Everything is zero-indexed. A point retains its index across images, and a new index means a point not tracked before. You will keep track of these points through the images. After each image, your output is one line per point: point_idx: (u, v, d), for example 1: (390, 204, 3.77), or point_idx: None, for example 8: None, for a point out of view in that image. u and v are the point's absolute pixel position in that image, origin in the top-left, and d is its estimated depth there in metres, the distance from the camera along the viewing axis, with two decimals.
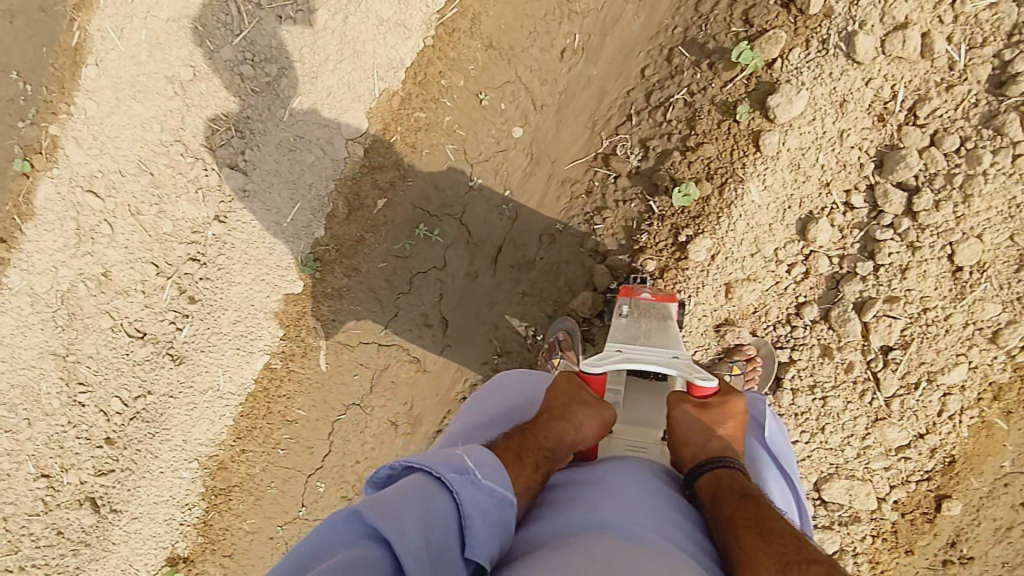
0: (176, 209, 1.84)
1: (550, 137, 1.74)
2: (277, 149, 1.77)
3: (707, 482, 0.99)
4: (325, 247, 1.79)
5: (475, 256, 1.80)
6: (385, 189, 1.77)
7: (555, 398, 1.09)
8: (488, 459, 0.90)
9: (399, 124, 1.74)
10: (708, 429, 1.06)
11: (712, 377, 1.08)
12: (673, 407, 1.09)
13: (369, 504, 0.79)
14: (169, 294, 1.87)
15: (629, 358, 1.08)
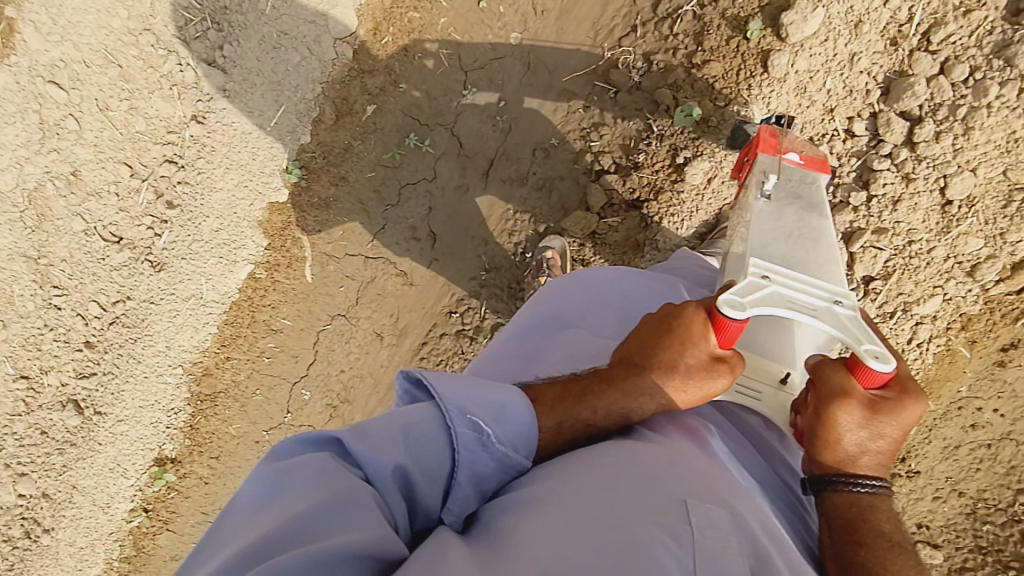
0: (148, 106, 1.76)
1: (549, 44, 1.68)
2: (259, 47, 1.70)
3: (843, 502, 0.87)
4: (312, 154, 1.75)
5: (466, 169, 1.77)
6: (376, 94, 1.67)
7: (657, 352, 0.97)
8: (515, 417, 0.86)
9: (390, 24, 1.69)
10: (867, 441, 0.88)
11: (890, 361, 0.85)
12: (830, 400, 0.88)
13: (357, 430, 0.80)
14: (145, 197, 1.83)
15: (781, 298, 0.94)
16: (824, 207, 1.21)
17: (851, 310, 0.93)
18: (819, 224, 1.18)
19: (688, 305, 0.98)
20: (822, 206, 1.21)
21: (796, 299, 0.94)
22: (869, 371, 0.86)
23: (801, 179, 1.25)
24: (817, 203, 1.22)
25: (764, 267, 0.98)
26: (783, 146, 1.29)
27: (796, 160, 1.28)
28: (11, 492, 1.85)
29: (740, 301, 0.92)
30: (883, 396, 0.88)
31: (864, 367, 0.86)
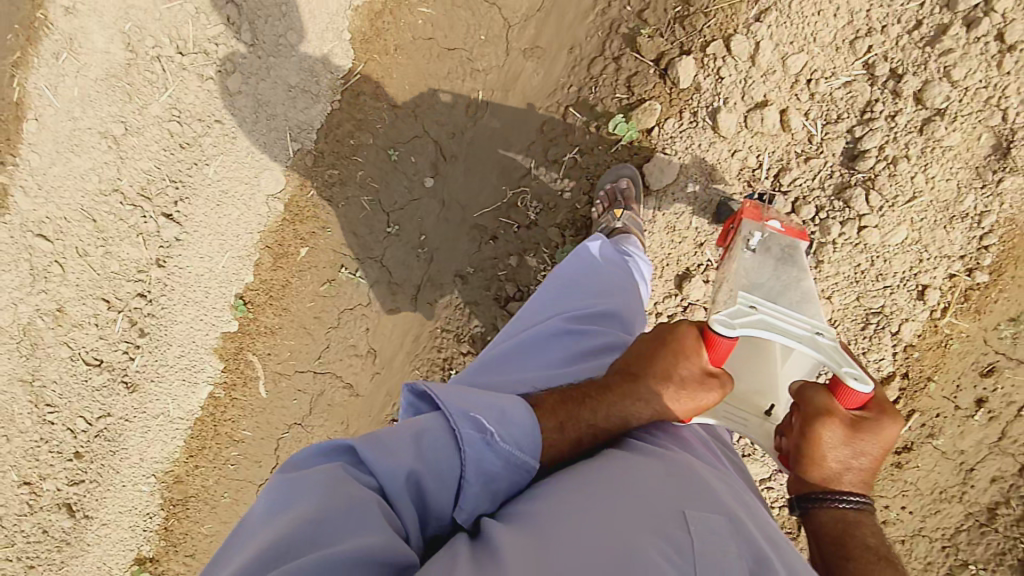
0: (120, 250, 2.00)
1: (460, 184, 1.85)
2: (206, 204, 1.86)
3: (828, 515, 0.92)
4: (255, 291, 1.91)
5: (396, 294, 1.94)
6: (307, 238, 1.87)
7: (650, 364, 1.00)
8: (518, 419, 0.91)
9: (315, 180, 1.82)
10: (850, 458, 0.91)
11: (869, 381, 0.87)
12: (816, 420, 0.89)
13: (370, 439, 0.85)
14: (121, 325, 2.05)
15: (767, 325, 0.92)
16: (802, 259, 1.12)
17: (832, 339, 0.92)
18: (800, 272, 1.08)
19: (682, 322, 1.01)
20: (802, 258, 1.12)
21: (780, 328, 0.92)
22: (849, 392, 0.89)
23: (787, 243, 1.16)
24: (800, 256, 1.12)
25: (751, 302, 0.96)
26: (768, 217, 1.27)
27: (778, 227, 1.22)
28: None
29: (728, 322, 0.93)
30: (863, 416, 0.90)
31: (846, 388, 0.89)
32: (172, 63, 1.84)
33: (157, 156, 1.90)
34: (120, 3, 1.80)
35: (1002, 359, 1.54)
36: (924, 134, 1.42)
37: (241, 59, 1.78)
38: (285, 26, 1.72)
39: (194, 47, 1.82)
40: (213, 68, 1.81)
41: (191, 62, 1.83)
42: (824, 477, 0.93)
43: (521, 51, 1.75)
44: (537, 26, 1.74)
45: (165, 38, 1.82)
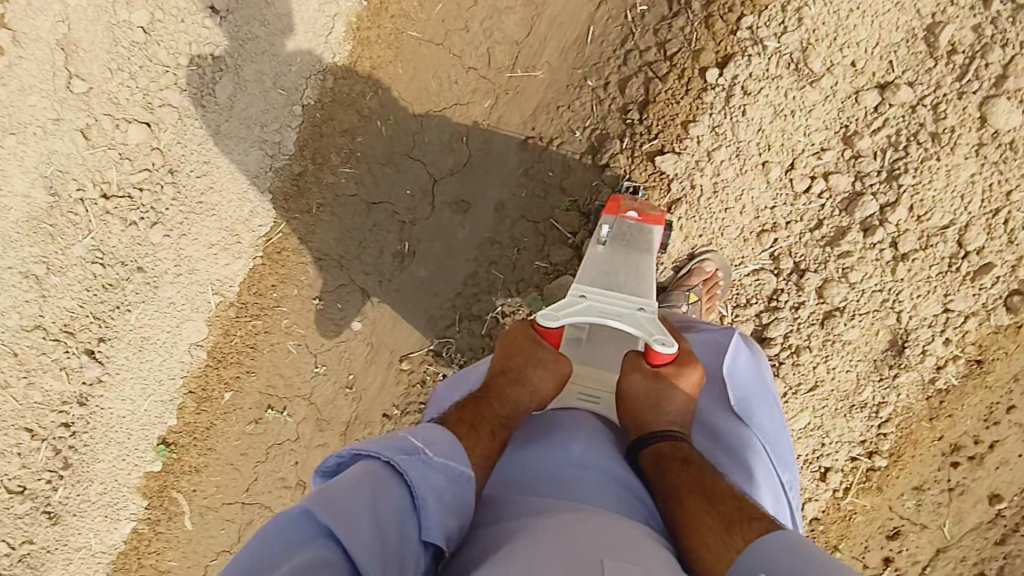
0: (43, 381, 1.93)
1: (387, 327, 1.81)
2: (129, 349, 1.87)
3: (650, 451, 1.01)
4: (180, 432, 1.90)
5: (324, 431, 1.87)
6: (231, 382, 1.87)
7: (514, 355, 1.08)
8: (437, 434, 0.89)
9: (238, 329, 1.82)
10: (656, 402, 1.03)
11: (671, 343, 1.03)
12: (625, 372, 1.05)
13: (322, 497, 0.74)
14: (44, 453, 1.97)
15: (590, 309, 1.06)
16: (652, 249, 1.23)
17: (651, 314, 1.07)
18: (641, 261, 1.18)
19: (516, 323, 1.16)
20: (651, 249, 1.23)
21: (604, 311, 1.06)
22: (656, 354, 1.04)
23: (633, 231, 1.26)
24: (649, 248, 1.23)
25: (583, 289, 1.10)
26: (625, 207, 1.32)
27: (636, 217, 1.30)
28: None
29: (556, 315, 1.08)
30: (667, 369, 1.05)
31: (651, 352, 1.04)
32: (95, 206, 1.82)
33: (83, 292, 1.87)
34: (40, 147, 1.78)
35: (907, 523, 1.54)
36: (825, 328, 1.47)
37: (166, 208, 1.78)
38: (206, 186, 1.74)
39: (118, 190, 1.81)
40: (137, 213, 1.81)
41: (115, 206, 1.82)
42: (639, 427, 1.04)
43: (447, 205, 1.75)
44: (461, 181, 1.74)
45: (89, 181, 1.81)
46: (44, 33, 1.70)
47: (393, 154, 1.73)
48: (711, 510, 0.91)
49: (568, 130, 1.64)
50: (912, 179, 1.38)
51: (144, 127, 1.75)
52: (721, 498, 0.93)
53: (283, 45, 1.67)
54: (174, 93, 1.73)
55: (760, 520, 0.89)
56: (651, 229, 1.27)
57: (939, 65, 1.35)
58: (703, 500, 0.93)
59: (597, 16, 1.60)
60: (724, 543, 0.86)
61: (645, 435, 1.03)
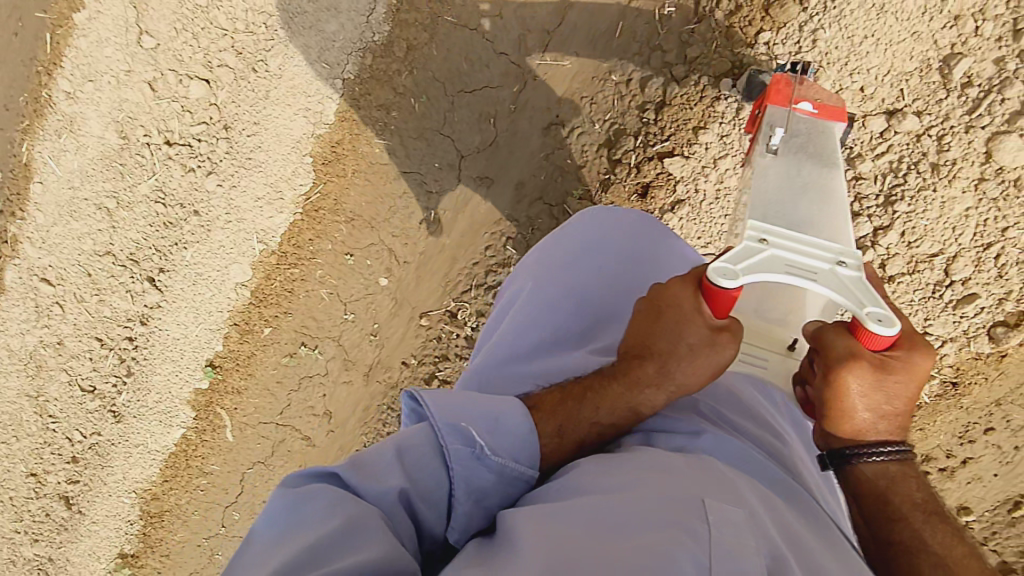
0: (112, 299, 2.21)
1: (410, 286, 1.99)
2: (185, 282, 2.11)
3: (869, 476, 0.88)
4: (224, 358, 2.16)
5: (350, 369, 2.08)
6: (271, 320, 2.09)
7: (657, 337, 0.94)
8: (509, 425, 0.89)
9: (278, 275, 2.03)
10: (882, 405, 0.87)
11: (894, 324, 0.85)
12: (838, 364, 0.87)
13: (356, 466, 0.85)
14: (111, 361, 2.27)
15: (776, 264, 0.94)
16: (838, 161, 1.21)
17: (856, 271, 0.92)
18: (831, 174, 1.18)
19: (676, 280, 0.97)
20: (835, 161, 1.20)
21: (792, 266, 0.94)
22: (872, 336, 0.86)
23: (813, 133, 1.25)
24: (831, 163, 1.20)
25: (762, 235, 0.96)
26: (796, 96, 1.28)
27: (808, 111, 1.27)
28: (29, 550, 2.39)
29: (732, 273, 0.90)
30: (892, 356, 0.86)
31: (867, 332, 0.86)
32: (159, 151, 2.02)
33: (148, 227, 2.11)
34: (113, 95, 1.99)
35: None
36: None
37: (220, 159, 1.96)
38: (254, 145, 1.90)
39: (180, 138, 2.01)
40: (195, 161, 2.00)
41: (176, 152, 2.02)
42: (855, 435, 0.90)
43: (472, 179, 1.87)
44: (487, 159, 1.85)
45: (155, 129, 2.01)
46: None
47: (424, 130, 1.85)
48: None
49: (590, 121, 1.73)
50: (907, 207, 1.42)
51: (203, 84, 1.93)
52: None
53: (326, 24, 1.75)
54: (230, 55, 1.89)
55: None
56: (832, 127, 1.26)
57: (951, 97, 1.36)
58: None
59: (627, 13, 1.67)
60: None
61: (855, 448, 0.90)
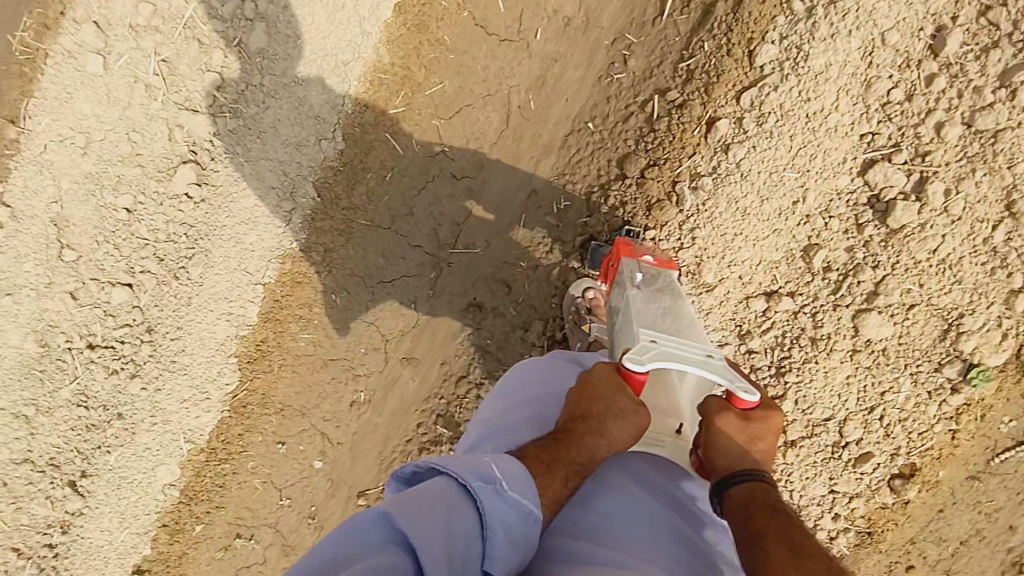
0: (29, 508, 2.02)
1: (345, 466, 1.98)
2: (112, 485, 2.01)
3: (740, 492, 0.95)
4: (154, 561, 2.04)
5: (289, 555, 2.01)
6: (203, 516, 2.01)
7: (593, 402, 1.02)
8: (513, 470, 0.90)
9: (207, 471, 2.00)
10: (751, 443, 1.01)
11: (756, 391, 1.03)
12: (714, 412, 1.03)
13: (403, 503, 0.82)
14: (30, 572, 2.03)
15: (667, 354, 1.04)
16: (679, 292, 1.30)
17: (720, 360, 1.06)
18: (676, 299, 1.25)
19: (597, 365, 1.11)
20: (676, 290, 1.28)
21: (677, 355, 1.04)
22: (742, 401, 1.03)
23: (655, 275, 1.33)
24: (676, 293, 1.27)
25: (651, 335, 1.08)
26: (640, 252, 1.41)
27: (651, 261, 1.38)
28: None
29: (639, 360, 1.04)
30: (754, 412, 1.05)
31: (737, 398, 1.03)
32: (80, 355, 1.98)
33: (72, 428, 2.01)
34: (33, 307, 1.95)
35: None
36: None
37: (144, 362, 1.96)
38: (178, 349, 1.92)
39: (103, 341, 1.99)
40: (118, 363, 1.98)
41: (98, 355, 1.98)
42: (732, 465, 0.99)
43: (398, 360, 1.91)
44: (412, 341, 1.90)
45: (77, 334, 1.97)
46: (39, 212, 1.90)
47: (348, 321, 1.89)
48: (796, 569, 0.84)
49: (505, 303, 1.83)
50: (795, 376, 1.55)
51: (127, 289, 1.94)
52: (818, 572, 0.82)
53: (246, 237, 1.84)
54: (152, 262, 1.92)
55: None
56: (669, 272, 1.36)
57: (817, 280, 1.52)
58: (789, 551, 0.87)
59: (528, 206, 1.79)
60: None
61: (735, 472, 0.98)
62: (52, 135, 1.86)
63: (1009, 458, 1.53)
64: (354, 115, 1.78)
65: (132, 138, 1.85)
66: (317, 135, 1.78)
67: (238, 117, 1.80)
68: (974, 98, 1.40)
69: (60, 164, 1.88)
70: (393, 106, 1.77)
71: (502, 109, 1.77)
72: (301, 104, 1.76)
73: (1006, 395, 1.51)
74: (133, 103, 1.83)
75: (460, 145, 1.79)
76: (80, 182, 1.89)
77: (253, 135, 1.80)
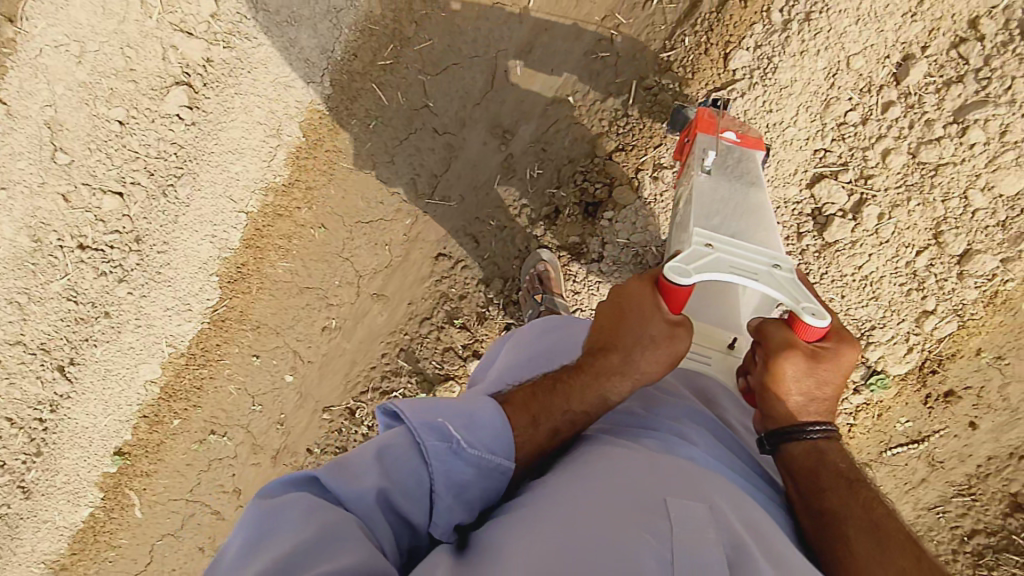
0: (21, 384, 2.22)
1: (314, 383, 2.14)
2: (97, 376, 2.20)
3: (798, 450, 1.06)
4: (134, 445, 2.26)
5: (258, 453, 2.22)
6: (180, 413, 2.22)
7: (621, 333, 1.14)
8: (484, 423, 0.98)
9: (186, 374, 2.18)
10: (811, 387, 1.08)
11: (822, 315, 1.06)
12: (778, 351, 1.08)
13: (332, 467, 0.92)
14: (20, 440, 2.26)
15: (718, 263, 1.13)
16: (759, 178, 1.38)
17: (788, 272, 1.12)
18: (755, 194, 1.34)
19: (634, 281, 1.19)
20: (758, 177, 1.38)
21: (733, 264, 1.13)
22: (806, 326, 1.08)
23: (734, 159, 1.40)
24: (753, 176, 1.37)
25: (708, 238, 1.15)
26: (722, 126, 1.43)
27: (734, 138, 1.43)
28: None
29: (687, 269, 1.12)
30: (822, 347, 1.09)
31: (803, 323, 1.08)
32: (71, 254, 2.11)
33: (62, 319, 2.17)
34: (27, 204, 2.06)
35: None
36: None
37: (131, 269, 2.09)
38: (163, 262, 2.05)
39: (93, 243, 2.11)
40: (107, 266, 2.11)
41: (89, 256, 2.11)
42: (790, 413, 1.09)
43: (370, 295, 2.05)
44: (383, 280, 2.04)
45: (68, 234, 2.10)
46: (34, 114, 1.98)
47: (326, 254, 2.02)
48: (883, 559, 0.90)
49: (472, 257, 1.95)
50: None
51: (116, 198, 2.04)
52: (897, 545, 0.92)
53: (233, 165, 1.94)
54: (142, 176, 2.01)
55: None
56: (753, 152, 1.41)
57: None
58: (875, 543, 0.93)
59: (504, 169, 1.87)
60: None
61: (790, 426, 1.08)
62: (47, 40, 1.91)
63: (899, 451, 1.74)
64: (342, 63, 1.84)
65: (126, 53, 1.89)
66: (305, 78, 1.86)
67: (231, 49, 1.87)
68: (925, 129, 1.48)
69: (55, 69, 1.93)
70: (381, 58, 1.84)
71: (489, 71, 1.83)
72: (291, 45, 1.84)
73: (903, 400, 1.71)
74: (128, 19, 1.86)
75: (445, 102, 1.86)
76: (74, 90, 1.95)
77: (244, 69, 1.87)
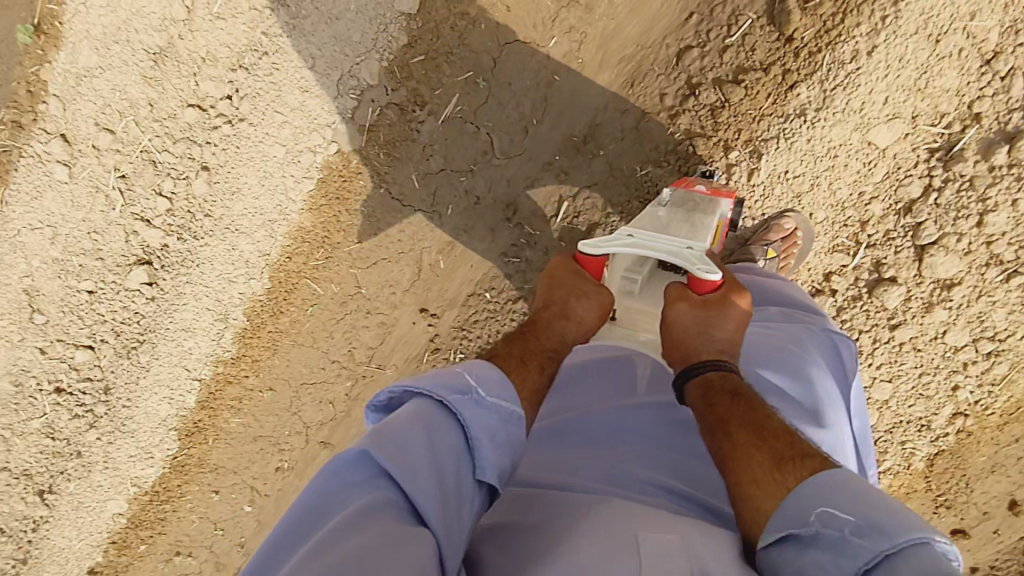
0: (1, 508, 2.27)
1: (272, 511, 2.23)
2: (76, 506, 2.28)
3: (697, 382, 1.07)
4: (110, 564, 2.35)
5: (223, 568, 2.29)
6: (150, 539, 2.31)
7: (556, 290, 1.23)
8: (486, 378, 0.95)
9: (147, 513, 2.31)
10: (706, 328, 1.12)
11: (715, 271, 1.13)
12: (671, 302, 1.16)
13: (378, 440, 0.83)
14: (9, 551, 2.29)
15: (627, 241, 1.19)
16: (717, 213, 1.32)
17: (697, 250, 1.18)
18: (706, 220, 1.29)
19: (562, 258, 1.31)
20: (716, 212, 1.32)
21: (646, 243, 1.19)
22: (703, 281, 1.14)
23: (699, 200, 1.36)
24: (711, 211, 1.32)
25: (630, 231, 1.22)
26: (693, 182, 1.44)
27: (703, 189, 1.40)
28: None
29: (597, 244, 1.20)
30: (715, 297, 1.15)
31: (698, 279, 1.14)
32: (47, 396, 2.21)
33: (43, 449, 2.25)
34: (9, 354, 2.18)
35: None
36: None
37: (102, 415, 2.23)
38: (128, 415, 2.23)
39: (69, 387, 2.21)
40: (83, 410, 2.23)
41: (65, 399, 2.22)
42: (684, 355, 1.12)
43: (318, 442, 2.16)
44: (330, 430, 2.14)
45: (45, 378, 2.20)
46: (13, 282, 2.12)
47: (277, 410, 2.17)
48: (758, 444, 0.92)
49: None
50: None
51: (87, 351, 2.18)
52: (774, 433, 0.93)
53: (185, 342, 2.14)
54: (110, 335, 2.17)
55: (814, 458, 0.87)
56: (719, 199, 1.36)
57: None
58: (755, 436, 0.94)
59: (431, 344, 2.01)
60: (776, 481, 0.86)
61: (693, 365, 1.10)
62: (23, 223, 2.07)
63: None
64: (278, 262, 2.05)
65: (93, 237, 2.08)
66: (246, 276, 2.07)
67: (185, 242, 2.07)
68: None
69: (33, 246, 2.09)
70: (313, 259, 2.03)
71: (413, 265, 1.98)
72: (232, 249, 2.05)
73: None
74: (94, 211, 2.06)
75: (375, 289, 2.02)
76: (48, 263, 2.10)
77: (194, 264, 2.08)
